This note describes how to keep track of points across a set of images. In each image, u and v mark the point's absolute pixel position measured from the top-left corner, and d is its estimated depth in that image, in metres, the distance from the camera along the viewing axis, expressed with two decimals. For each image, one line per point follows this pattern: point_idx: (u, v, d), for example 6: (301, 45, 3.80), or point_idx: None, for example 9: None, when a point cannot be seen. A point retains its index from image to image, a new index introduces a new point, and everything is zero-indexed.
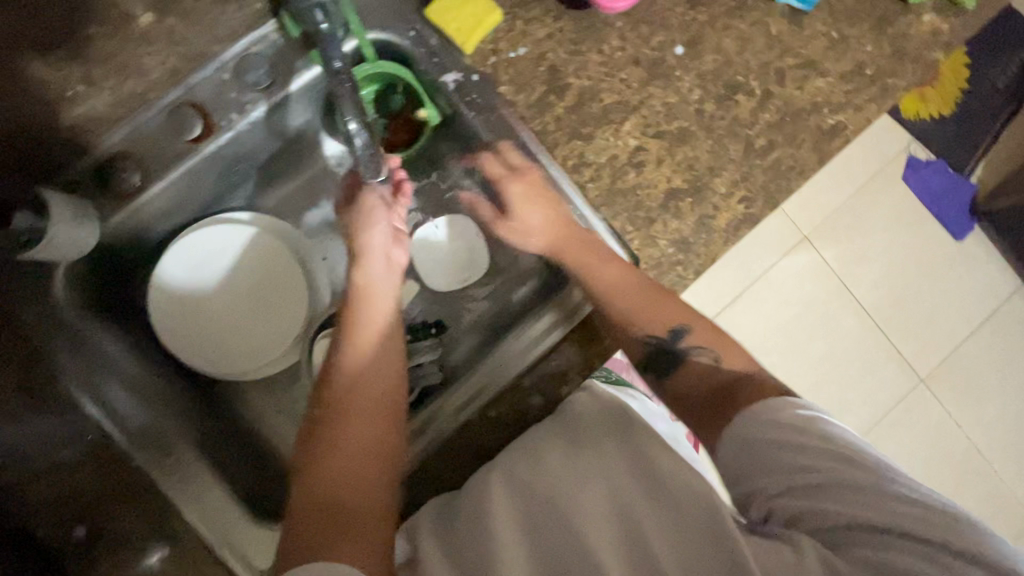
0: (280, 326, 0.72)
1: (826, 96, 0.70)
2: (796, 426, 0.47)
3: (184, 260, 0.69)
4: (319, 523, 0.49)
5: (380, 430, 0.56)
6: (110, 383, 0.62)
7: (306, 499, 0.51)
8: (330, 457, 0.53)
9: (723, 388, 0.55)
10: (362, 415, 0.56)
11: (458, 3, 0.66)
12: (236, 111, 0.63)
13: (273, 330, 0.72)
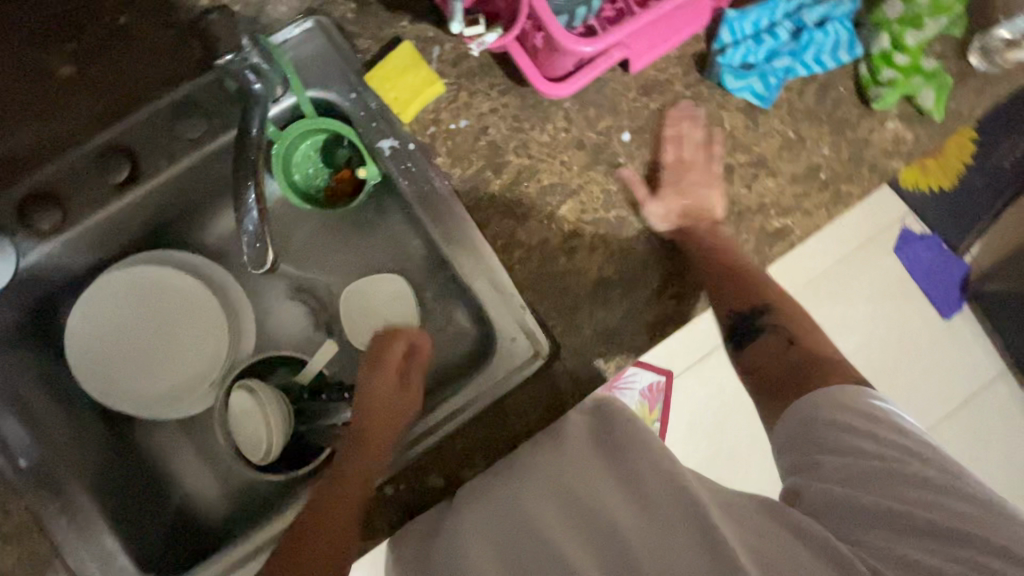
0: (199, 364, 0.71)
1: (775, 197, 0.69)
2: (876, 414, 0.53)
3: (105, 292, 0.69)
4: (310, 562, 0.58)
5: (347, 495, 0.60)
6: (13, 416, 0.63)
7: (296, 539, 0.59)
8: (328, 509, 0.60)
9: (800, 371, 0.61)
10: (346, 481, 0.61)
11: (398, 72, 0.65)
12: (165, 159, 0.63)
13: (188, 370, 0.71)
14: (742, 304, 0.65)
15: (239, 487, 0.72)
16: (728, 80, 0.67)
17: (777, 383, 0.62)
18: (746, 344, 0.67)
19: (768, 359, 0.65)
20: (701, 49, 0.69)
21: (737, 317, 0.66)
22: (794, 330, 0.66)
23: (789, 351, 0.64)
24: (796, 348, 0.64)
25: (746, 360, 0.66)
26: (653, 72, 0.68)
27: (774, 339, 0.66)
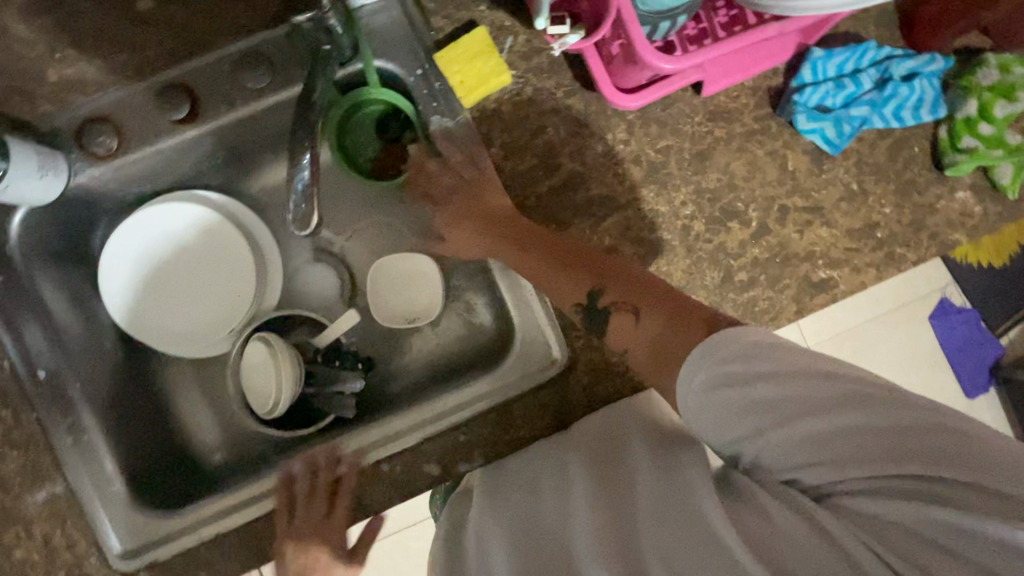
0: (222, 311, 0.72)
1: (825, 247, 0.66)
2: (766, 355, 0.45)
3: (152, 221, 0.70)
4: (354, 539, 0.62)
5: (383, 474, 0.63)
6: (37, 330, 0.64)
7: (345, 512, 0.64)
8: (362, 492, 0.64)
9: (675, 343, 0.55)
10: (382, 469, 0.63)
11: (468, 56, 0.63)
12: (223, 104, 0.64)
13: (211, 313, 0.72)
14: (603, 297, 0.62)
15: (238, 437, 0.73)
16: (801, 120, 0.65)
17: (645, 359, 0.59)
18: (603, 329, 0.63)
19: (625, 336, 0.61)
20: (778, 83, 0.67)
21: (585, 308, 0.63)
22: (637, 298, 0.60)
23: (642, 328, 0.59)
24: (643, 317, 0.59)
25: (618, 341, 0.62)
26: (724, 99, 0.66)
27: (624, 316, 0.61)
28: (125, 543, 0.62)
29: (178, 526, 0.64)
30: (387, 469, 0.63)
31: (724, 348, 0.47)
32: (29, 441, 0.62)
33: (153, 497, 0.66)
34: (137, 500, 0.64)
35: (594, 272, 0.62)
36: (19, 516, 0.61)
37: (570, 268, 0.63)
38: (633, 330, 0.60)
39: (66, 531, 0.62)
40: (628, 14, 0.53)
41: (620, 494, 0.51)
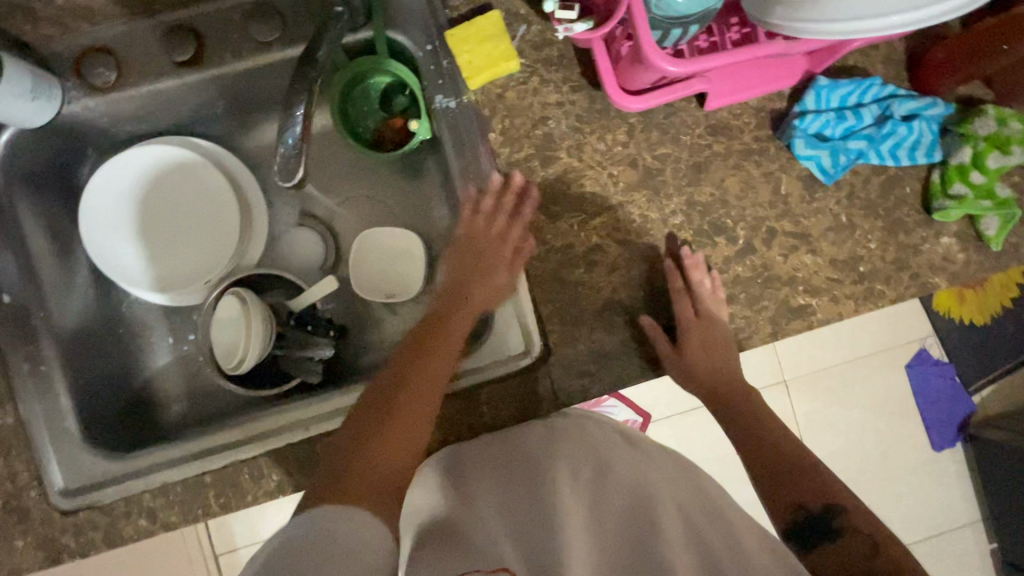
0: (195, 261, 0.71)
1: (808, 274, 0.67)
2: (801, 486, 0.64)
3: (141, 156, 0.69)
4: (367, 443, 0.56)
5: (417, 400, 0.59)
6: (8, 254, 0.63)
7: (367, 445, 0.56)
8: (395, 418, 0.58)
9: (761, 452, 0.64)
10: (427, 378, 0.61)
11: (479, 38, 0.63)
12: (231, 53, 0.63)
13: (184, 260, 0.71)
14: (814, 499, 0.63)
15: (199, 391, 0.72)
16: (799, 145, 0.65)
17: (838, 570, 0.59)
18: (819, 545, 0.61)
19: (841, 562, 0.60)
20: (781, 106, 0.67)
21: (808, 509, 0.63)
22: (879, 538, 0.60)
23: (869, 564, 0.58)
24: (881, 556, 0.59)
25: (825, 560, 0.61)
26: (726, 114, 0.66)
27: (857, 540, 0.60)
28: (71, 480, 0.61)
29: (128, 470, 0.63)
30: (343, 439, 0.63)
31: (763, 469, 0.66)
32: None
33: (107, 437, 0.65)
34: (87, 437, 0.63)
35: (818, 483, 0.64)
36: None
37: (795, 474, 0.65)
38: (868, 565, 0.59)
39: (9, 461, 0.60)
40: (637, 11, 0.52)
41: (721, 539, 0.59)
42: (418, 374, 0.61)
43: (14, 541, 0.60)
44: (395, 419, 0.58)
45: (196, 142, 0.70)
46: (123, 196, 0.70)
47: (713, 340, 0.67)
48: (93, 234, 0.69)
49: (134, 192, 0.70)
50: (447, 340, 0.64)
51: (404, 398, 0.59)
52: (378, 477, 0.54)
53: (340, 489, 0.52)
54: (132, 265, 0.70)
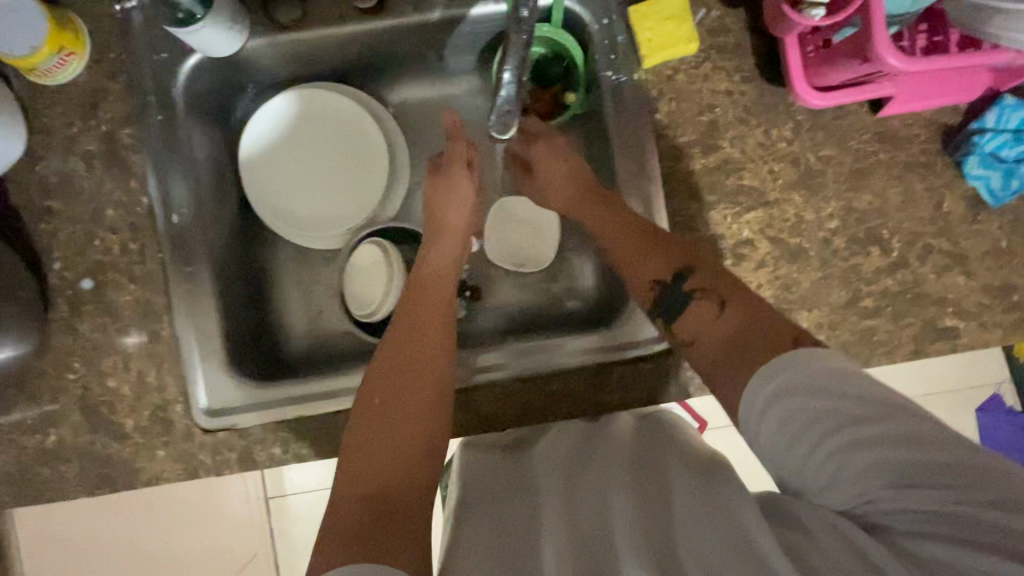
0: (328, 211, 0.73)
1: (958, 296, 0.65)
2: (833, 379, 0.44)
3: (320, 96, 0.70)
4: (370, 516, 0.46)
5: (399, 387, 0.54)
6: (177, 175, 0.64)
7: (352, 491, 0.48)
8: (373, 444, 0.51)
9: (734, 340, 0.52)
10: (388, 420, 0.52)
11: (661, 16, 0.63)
12: (412, 4, 0.64)
13: (320, 207, 0.73)
14: (668, 267, 0.59)
15: (323, 333, 0.74)
16: (971, 164, 0.64)
17: (711, 362, 0.53)
18: (676, 316, 0.58)
19: (701, 327, 0.56)
20: (956, 123, 0.65)
21: (664, 285, 0.59)
22: (726, 290, 0.56)
23: (719, 320, 0.55)
24: (731, 307, 0.55)
25: (684, 329, 0.57)
26: (898, 124, 0.65)
27: (704, 301, 0.56)
28: (213, 400, 0.64)
29: (267, 399, 0.64)
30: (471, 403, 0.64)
31: (792, 371, 0.45)
32: (148, 277, 0.63)
33: (245, 365, 0.67)
34: (229, 363, 0.65)
35: (654, 245, 0.61)
36: (120, 349, 0.63)
37: (653, 252, 0.60)
38: (716, 321, 0.55)
39: (161, 374, 0.63)
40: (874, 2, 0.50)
41: (659, 502, 0.47)
42: (391, 375, 0.55)
43: (156, 450, 0.63)
44: (378, 457, 0.50)
45: (372, 104, 0.71)
46: (287, 125, 0.71)
47: (620, 210, 0.64)
48: (251, 152, 0.71)
49: (298, 124, 0.71)
50: (425, 343, 0.57)
51: (402, 413, 0.53)
52: (392, 497, 0.48)
53: (346, 535, 0.44)
54: (273, 192, 0.72)
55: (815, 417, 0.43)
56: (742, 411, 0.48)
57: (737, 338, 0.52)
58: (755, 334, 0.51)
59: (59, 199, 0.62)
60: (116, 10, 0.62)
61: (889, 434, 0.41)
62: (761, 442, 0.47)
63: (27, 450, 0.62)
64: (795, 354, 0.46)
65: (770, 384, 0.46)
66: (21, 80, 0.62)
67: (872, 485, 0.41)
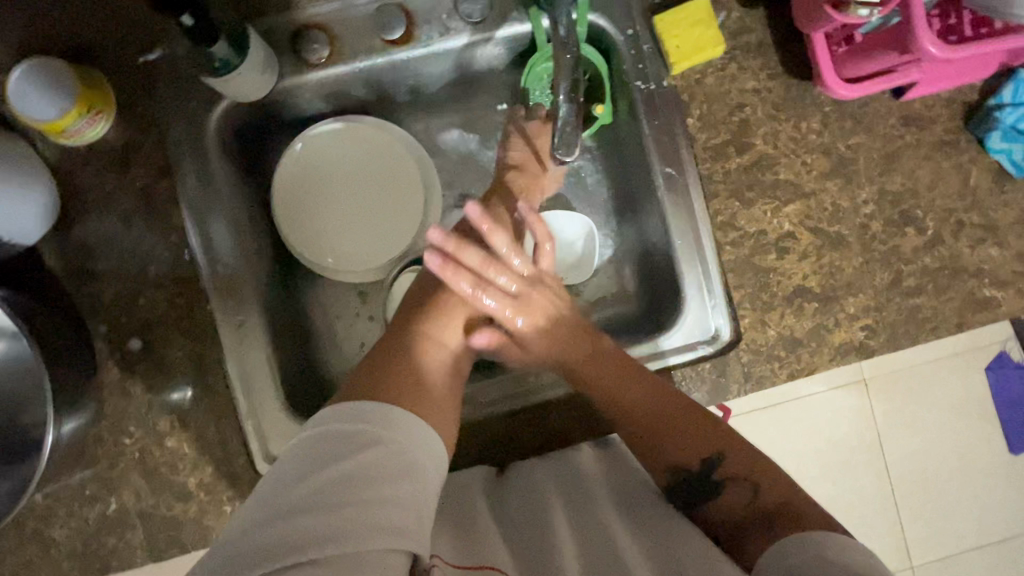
0: (362, 243, 0.72)
1: (994, 267, 0.67)
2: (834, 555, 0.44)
3: (350, 130, 0.70)
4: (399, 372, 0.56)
5: (457, 294, 0.65)
6: (218, 222, 0.63)
7: (386, 351, 0.58)
8: (419, 325, 0.62)
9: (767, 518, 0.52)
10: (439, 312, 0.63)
11: (687, 22, 0.64)
12: (438, 31, 0.64)
13: (353, 240, 0.72)
14: (696, 452, 0.56)
15: None
16: (994, 139, 0.66)
17: (726, 543, 0.54)
18: (705, 496, 0.55)
19: (726, 512, 0.54)
20: (974, 99, 0.67)
21: (688, 470, 0.56)
22: (755, 473, 0.54)
23: (751, 505, 0.53)
24: (765, 493, 0.53)
25: (704, 514, 0.56)
26: (920, 105, 0.67)
27: (734, 489, 0.54)
28: (276, 448, 0.62)
29: None
30: (536, 418, 0.65)
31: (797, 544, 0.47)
32: (198, 330, 0.62)
33: (303, 408, 0.66)
34: (288, 409, 0.63)
35: (673, 427, 0.57)
36: (175, 407, 0.62)
37: (676, 433, 0.57)
38: (744, 512, 0.53)
39: (220, 427, 0.62)
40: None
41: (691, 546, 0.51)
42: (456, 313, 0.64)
43: (223, 505, 0.62)
44: (418, 351, 0.59)
45: (403, 135, 0.71)
46: (316, 159, 0.71)
47: (637, 366, 0.61)
48: (281, 188, 0.69)
49: (328, 157, 0.71)
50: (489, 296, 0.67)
51: (443, 330, 0.62)
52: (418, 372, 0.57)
53: (372, 388, 0.53)
54: (303, 227, 0.70)
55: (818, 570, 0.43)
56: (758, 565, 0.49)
57: (757, 524, 0.52)
58: (784, 525, 0.50)
59: (102, 261, 0.61)
60: (140, 62, 0.61)
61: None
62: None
63: (90, 520, 0.61)
64: (805, 535, 0.47)
65: (792, 548, 0.47)
66: (49, 143, 0.61)
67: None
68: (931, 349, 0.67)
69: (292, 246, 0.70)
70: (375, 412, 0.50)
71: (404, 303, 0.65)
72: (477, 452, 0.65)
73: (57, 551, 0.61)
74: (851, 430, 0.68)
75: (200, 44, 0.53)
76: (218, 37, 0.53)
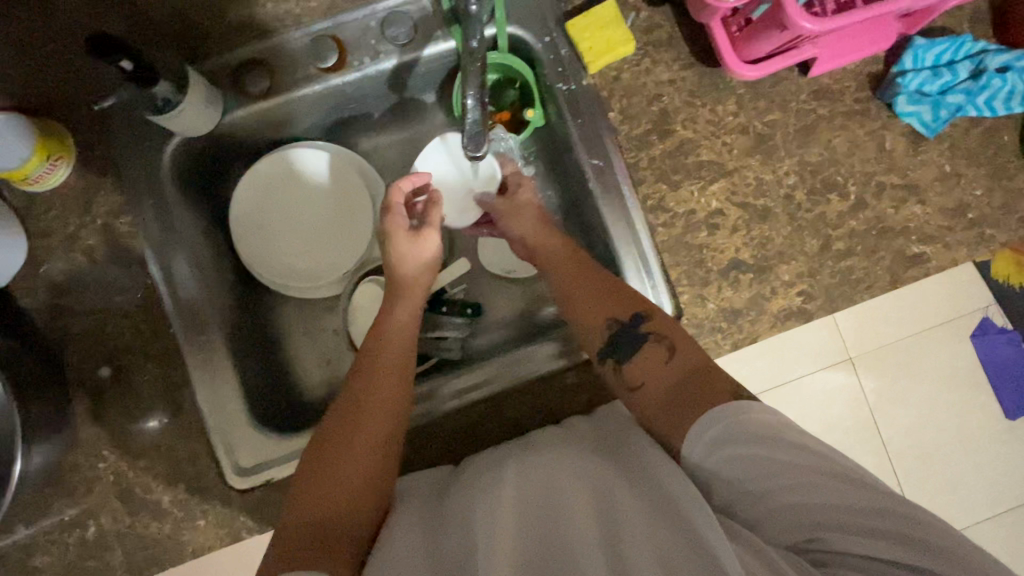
0: (321, 256, 0.76)
1: (920, 224, 0.70)
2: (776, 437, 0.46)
3: (287, 158, 0.74)
4: (342, 466, 0.53)
5: (387, 371, 0.60)
6: (177, 253, 0.67)
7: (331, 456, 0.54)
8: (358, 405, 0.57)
9: (680, 385, 0.55)
10: (380, 383, 0.58)
11: (598, 25, 0.69)
12: (369, 56, 0.69)
13: (310, 256, 0.76)
14: (625, 310, 0.62)
15: (338, 377, 0.77)
16: (902, 103, 0.70)
17: (659, 402, 0.55)
18: (630, 359, 0.59)
19: (651, 372, 0.58)
20: (879, 69, 0.71)
21: (619, 326, 0.61)
22: (677, 340, 0.59)
23: (669, 366, 0.57)
24: (678, 357, 0.57)
25: (634, 375, 0.58)
26: (829, 80, 0.71)
27: (656, 346, 0.59)
28: (244, 462, 0.65)
29: (299, 446, 0.66)
30: (497, 408, 0.67)
31: (739, 427, 0.47)
32: (166, 354, 0.66)
33: (271, 423, 0.69)
34: (255, 422, 0.66)
35: (601, 293, 0.64)
36: (146, 430, 0.65)
37: (608, 296, 0.63)
38: (667, 367, 0.57)
39: (191, 445, 0.65)
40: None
41: (638, 497, 0.48)
42: (359, 416, 0.56)
43: (196, 521, 0.64)
44: (354, 441, 0.54)
45: (337, 150, 0.76)
46: (265, 186, 0.75)
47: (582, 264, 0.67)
48: (237, 218, 0.74)
49: (274, 184, 0.75)
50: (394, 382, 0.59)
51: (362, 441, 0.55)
52: (363, 461, 0.53)
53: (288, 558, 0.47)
54: (261, 250, 0.75)
55: (771, 473, 0.45)
56: (688, 446, 0.50)
57: (677, 385, 0.55)
58: (704, 384, 0.53)
59: (68, 297, 0.65)
60: (95, 109, 0.65)
61: (826, 502, 0.44)
62: (706, 473, 0.49)
63: (70, 545, 0.63)
64: (738, 404, 0.49)
65: (714, 428, 0.49)
66: (15, 191, 0.65)
67: (801, 537, 0.44)
68: (905, 317, 0.71)
69: (253, 268, 0.74)
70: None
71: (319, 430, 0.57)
72: (443, 446, 0.67)
73: None
74: (847, 411, 0.72)
75: (143, 85, 0.57)
76: (157, 79, 0.58)
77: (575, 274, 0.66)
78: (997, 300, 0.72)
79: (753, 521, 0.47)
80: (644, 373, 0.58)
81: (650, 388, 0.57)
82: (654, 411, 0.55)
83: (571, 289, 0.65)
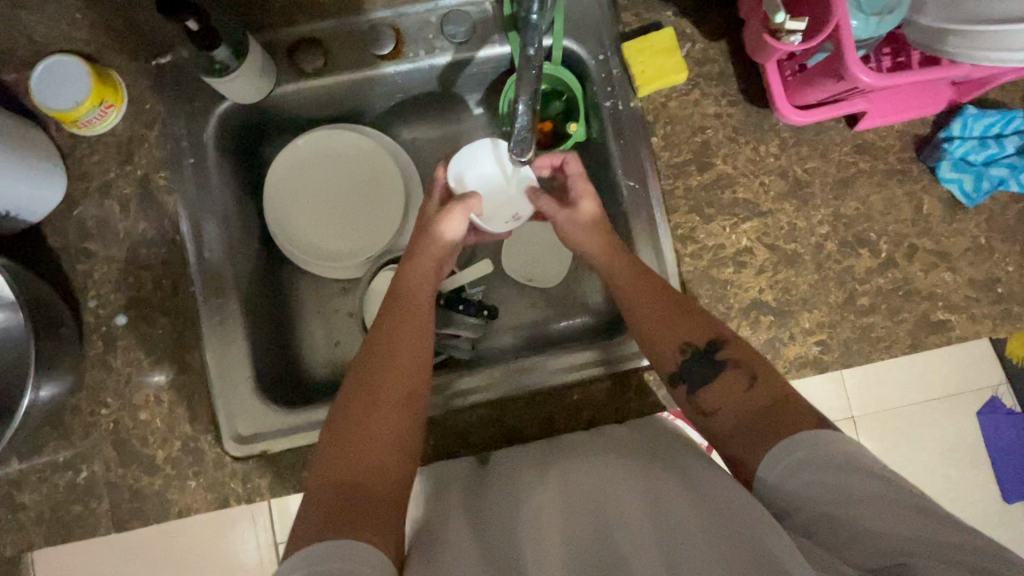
0: (340, 239, 0.77)
1: (947, 291, 0.69)
2: (837, 461, 0.47)
3: (335, 140, 0.75)
4: (370, 425, 0.54)
5: (410, 336, 0.61)
6: (208, 214, 0.68)
7: (357, 417, 0.55)
8: (381, 366, 0.59)
9: (758, 414, 0.54)
10: (406, 346, 0.61)
11: (652, 50, 0.69)
12: (424, 49, 0.69)
13: (329, 236, 0.77)
14: (700, 336, 0.60)
15: (345, 360, 0.77)
16: (944, 168, 0.69)
17: (732, 431, 0.55)
18: (701, 385, 0.59)
19: (727, 400, 0.57)
20: (926, 132, 0.71)
21: (692, 354, 0.60)
22: (756, 366, 0.58)
23: (749, 396, 0.56)
24: (757, 387, 0.57)
25: (707, 401, 0.58)
26: (874, 135, 0.71)
27: (734, 375, 0.58)
28: (242, 428, 0.65)
29: (297, 423, 0.66)
30: (498, 415, 0.67)
31: (793, 447, 0.50)
32: (182, 312, 0.66)
33: (275, 394, 0.69)
34: (259, 391, 0.67)
35: (682, 314, 0.62)
36: (151, 383, 0.65)
37: (681, 318, 0.62)
38: (744, 398, 0.56)
39: (192, 405, 0.65)
40: (846, 25, 0.54)
41: (692, 507, 0.50)
42: (376, 384, 0.57)
43: (186, 481, 0.64)
44: (382, 404, 0.56)
45: (379, 137, 0.76)
46: (305, 162, 0.76)
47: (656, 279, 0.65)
48: (271, 188, 0.75)
49: (313, 162, 0.76)
50: (417, 352, 0.60)
51: (386, 405, 0.56)
52: (389, 424, 0.55)
53: (333, 515, 0.47)
54: (288, 224, 0.75)
55: (843, 497, 0.45)
56: (759, 472, 0.51)
57: (758, 416, 0.54)
58: (782, 416, 0.53)
59: (96, 241, 0.66)
60: (152, 64, 0.67)
61: (901, 531, 0.42)
62: (777, 496, 0.50)
63: (60, 487, 0.63)
64: (802, 434, 0.50)
65: (770, 471, 0.50)
66: (63, 132, 0.67)
67: (887, 562, 0.41)
68: (917, 384, 0.76)
69: (276, 238, 0.75)
70: (343, 548, 0.44)
71: (336, 399, 0.58)
72: (442, 443, 0.66)
73: (26, 515, 0.63)
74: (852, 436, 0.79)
75: (201, 47, 0.59)
76: (218, 43, 0.59)
77: (644, 284, 0.65)
78: (1008, 380, 0.77)
79: (834, 545, 0.45)
80: (716, 398, 0.58)
81: (721, 412, 0.57)
82: (727, 437, 0.56)
83: (638, 299, 0.64)
